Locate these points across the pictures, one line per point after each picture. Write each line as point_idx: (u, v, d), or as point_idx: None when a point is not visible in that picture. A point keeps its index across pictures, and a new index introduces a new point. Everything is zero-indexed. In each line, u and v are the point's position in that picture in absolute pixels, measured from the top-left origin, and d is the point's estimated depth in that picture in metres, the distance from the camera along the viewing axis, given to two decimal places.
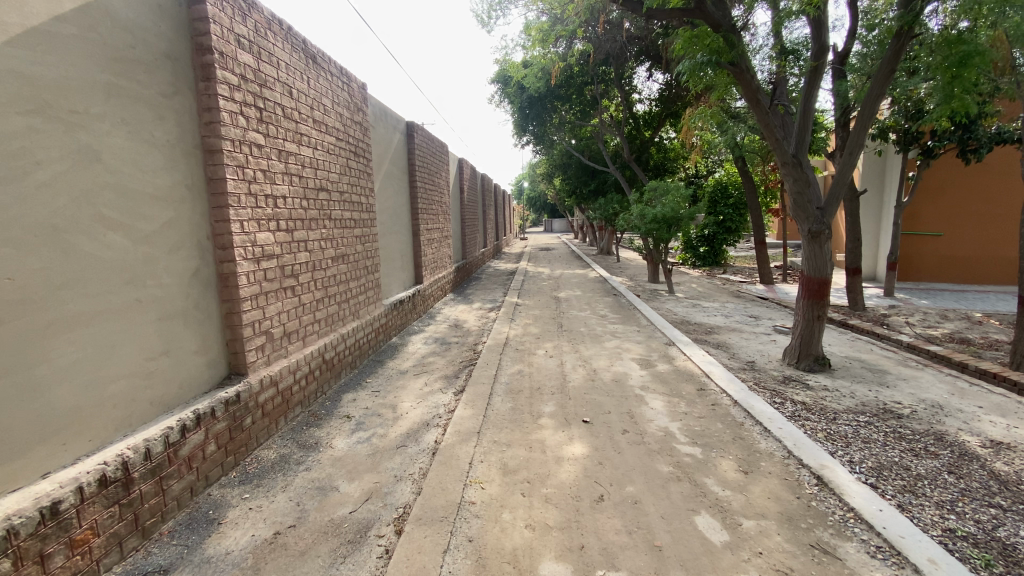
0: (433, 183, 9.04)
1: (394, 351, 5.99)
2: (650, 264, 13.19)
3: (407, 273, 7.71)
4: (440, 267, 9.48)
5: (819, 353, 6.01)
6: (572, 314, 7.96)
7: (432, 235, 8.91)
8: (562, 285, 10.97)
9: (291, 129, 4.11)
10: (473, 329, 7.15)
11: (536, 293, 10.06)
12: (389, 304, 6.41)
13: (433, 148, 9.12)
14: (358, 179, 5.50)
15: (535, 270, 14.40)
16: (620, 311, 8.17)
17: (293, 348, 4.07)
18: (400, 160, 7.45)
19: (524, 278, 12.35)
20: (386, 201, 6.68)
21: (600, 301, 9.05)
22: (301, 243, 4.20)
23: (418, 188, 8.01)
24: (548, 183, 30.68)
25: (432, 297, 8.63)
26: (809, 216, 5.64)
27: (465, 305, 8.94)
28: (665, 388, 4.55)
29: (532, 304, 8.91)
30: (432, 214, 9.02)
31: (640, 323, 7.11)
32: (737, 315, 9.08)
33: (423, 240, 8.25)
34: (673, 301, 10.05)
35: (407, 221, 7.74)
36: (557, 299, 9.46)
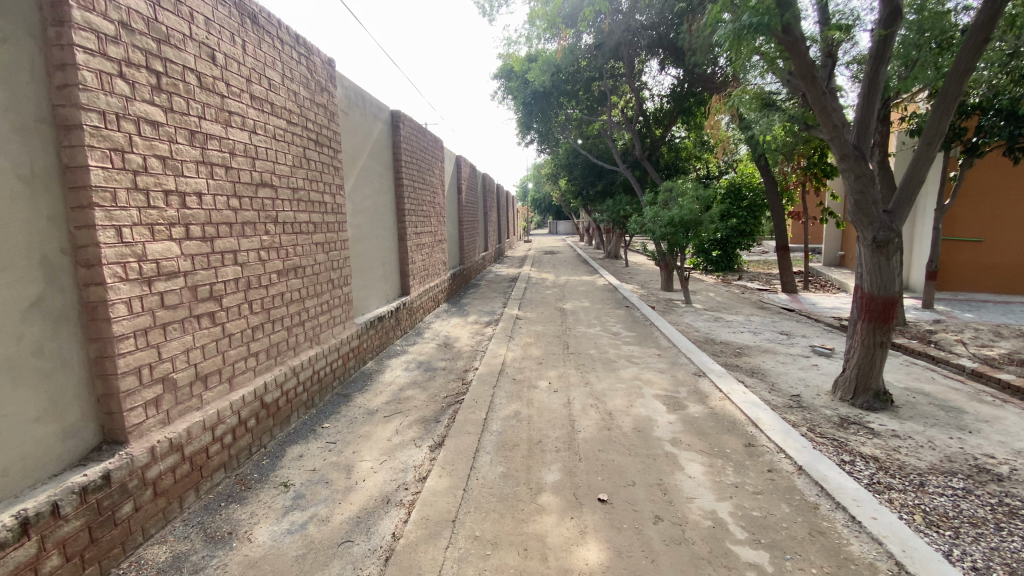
0: (424, 180, 8.03)
1: (367, 381, 4.97)
2: (663, 271, 12.11)
3: (391, 283, 6.69)
4: (432, 275, 8.45)
5: (879, 387, 4.95)
6: (580, 331, 6.91)
7: (422, 238, 7.88)
8: (568, 295, 9.93)
9: (210, 105, 3.10)
10: (464, 350, 6.13)
11: (539, 303, 9.03)
12: (364, 322, 5.39)
13: (425, 143, 8.09)
14: (321, 174, 4.48)
15: (539, 276, 13.36)
16: (635, 327, 7.11)
17: (212, 395, 3.08)
18: (382, 153, 6.43)
19: (526, 285, 11.31)
20: (363, 201, 5.67)
21: (610, 315, 8.00)
22: (227, 255, 3.20)
23: (405, 187, 6.99)
24: (554, 184, 29.62)
25: (421, 309, 7.60)
26: (873, 221, 4.58)
27: (459, 319, 7.92)
28: (704, 444, 3.51)
29: (534, 318, 7.88)
30: (423, 215, 7.99)
31: (660, 344, 6.05)
32: (767, 331, 8.01)
33: (410, 245, 7.23)
34: (692, 314, 8.97)
35: (391, 224, 6.72)
36: (563, 311, 8.43)
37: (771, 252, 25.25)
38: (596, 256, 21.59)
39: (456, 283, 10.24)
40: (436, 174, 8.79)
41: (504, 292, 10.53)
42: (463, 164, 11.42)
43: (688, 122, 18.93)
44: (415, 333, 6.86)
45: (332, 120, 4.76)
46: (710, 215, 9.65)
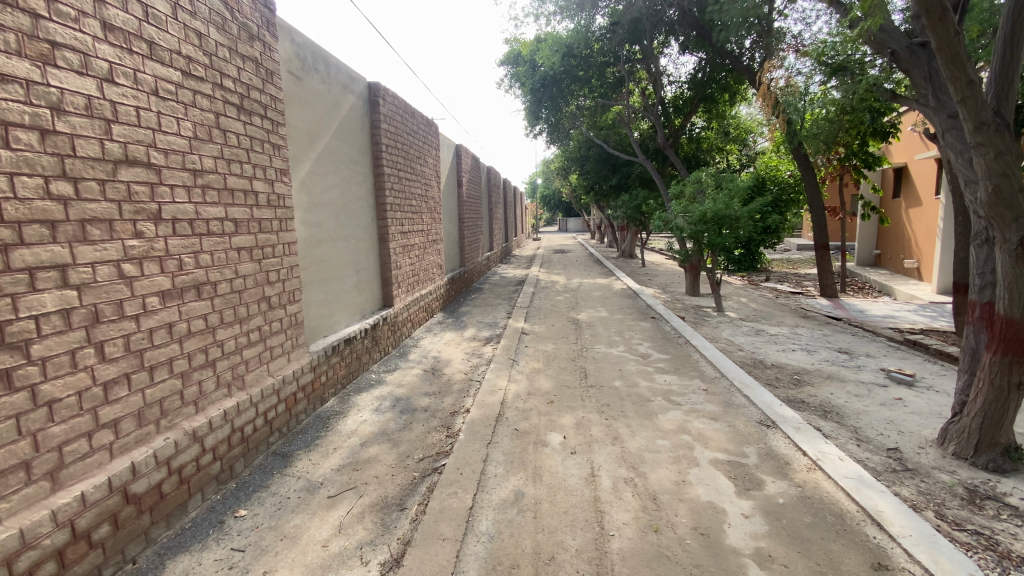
0: (414, 169, 6.74)
1: (322, 429, 3.73)
2: (689, 273, 10.77)
3: (369, 293, 5.43)
4: (425, 280, 7.17)
5: (1013, 441, 3.63)
6: (600, 350, 5.63)
7: (411, 238, 6.60)
8: (583, 302, 8.64)
9: (5, 25, 1.87)
10: (456, 377, 4.87)
11: (550, 313, 7.75)
12: (323, 348, 4.13)
13: (415, 126, 6.80)
14: (247, 154, 3.24)
15: (549, 278, 12.06)
16: (668, 347, 5.81)
17: (11, 507, 1.87)
18: (355, 133, 5.16)
19: (535, 290, 10.03)
20: (322, 191, 4.40)
21: (634, 328, 6.71)
22: (44, 272, 1.97)
23: (386, 176, 5.71)
24: (564, 180, 28.25)
25: (410, 323, 6.35)
26: (1020, 215, 3.28)
27: (455, 333, 6.65)
28: (810, 567, 2.23)
29: (544, 332, 6.60)
30: (413, 211, 6.70)
31: (704, 374, 4.75)
32: (824, 349, 6.66)
33: (395, 246, 5.95)
34: (729, 326, 7.65)
35: (367, 221, 5.45)
36: (577, 322, 7.15)
37: (797, 250, 23.70)
38: (609, 256, 20.24)
39: (455, 289, 8.98)
40: (429, 163, 7.50)
41: (510, 298, 9.24)
42: (463, 155, 10.13)
43: (710, 111, 17.46)
44: (400, 354, 5.61)
45: (272, 81, 3.51)
46: (748, 212, 8.28)
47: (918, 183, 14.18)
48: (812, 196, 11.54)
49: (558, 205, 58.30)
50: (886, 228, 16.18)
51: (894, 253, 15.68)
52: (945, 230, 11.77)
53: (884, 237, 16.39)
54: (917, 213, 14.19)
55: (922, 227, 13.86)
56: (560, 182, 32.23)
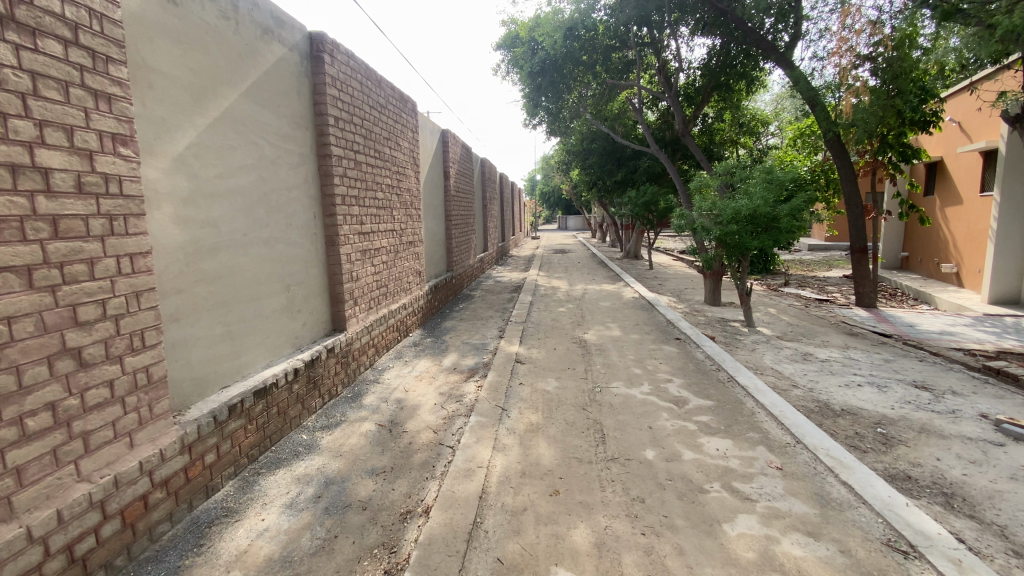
0: (381, 152, 5.28)
1: (189, 554, 2.32)
2: (709, 279, 9.37)
3: (309, 314, 4.02)
4: (398, 292, 5.75)
5: None
6: (618, 389, 4.23)
7: (379, 240, 5.17)
8: (589, 316, 7.23)
9: None
10: (421, 437, 3.46)
11: (550, 330, 6.33)
12: (208, 411, 2.74)
13: (383, 98, 5.37)
14: (24, 103, 1.84)
15: (548, 283, 10.65)
16: (707, 384, 4.41)
17: None
18: (285, 97, 3.74)
19: (532, 299, 8.61)
20: (218, 174, 3.00)
21: (658, 352, 5.29)
22: None
23: (337, 159, 4.28)
24: (564, 175, 26.74)
25: (373, 349, 4.94)
26: None
27: (432, 359, 5.25)
28: None
29: (543, 357, 5.18)
30: (382, 205, 5.26)
31: (768, 439, 3.36)
32: (896, 383, 5.25)
33: (351, 250, 4.53)
34: (770, 349, 6.24)
35: (306, 219, 4.01)
36: (585, 343, 5.75)
37: (812, 251, 22.28)
38: (613, 256, 18.83)
39: (439, 299, 7.57)
40: (406, 148, 6.07)
41: (501, 310, 7.83)
42: (450, 140, 8.66)
43: (724, 100, 15.99)
44: (351, 396, 4.21)
45: None
46: (790, 209, 6.82)
47: (957, 180, 12.79)
48: (849, 192, 10.13)
49: (557, 201, 56.89)
50: (917, 228, 14.78)
51: (927, 255, 14.29)
52: (997, 232, 10.40)
53: (914, 238, 14.99)
54: (955, 212, 12.79)
55: (961, 228, 12.47)
56: (559, 177, 30.76)
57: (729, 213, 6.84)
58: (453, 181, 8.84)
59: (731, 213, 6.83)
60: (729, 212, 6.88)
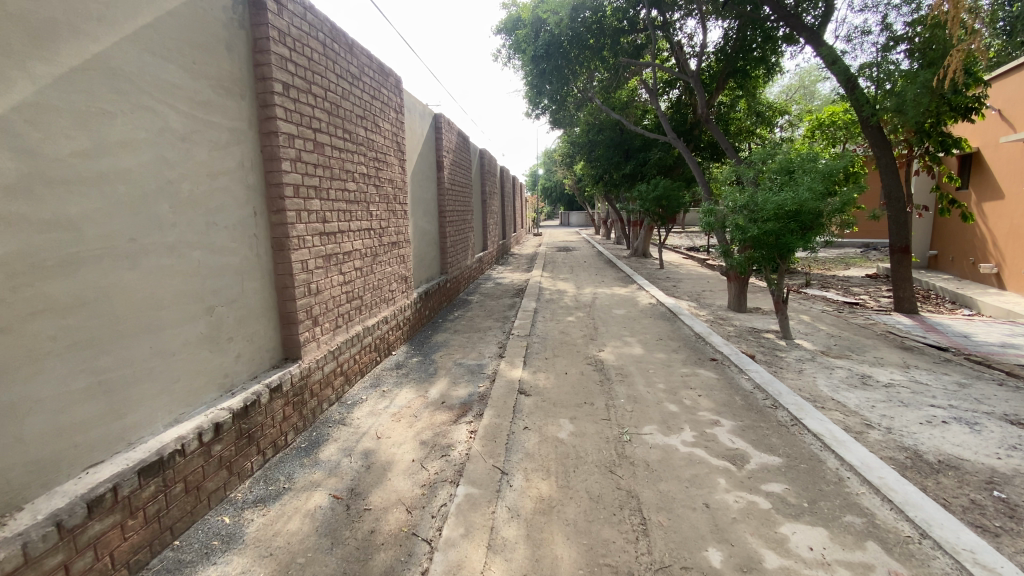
0: (355, 134, 4.29)
1: None
2: (734, 282, 8.36)
3: (246, 343, 3.04)
4: (377, 304, 4.76)
5: None
6: (653, 438, 3.24)
7: (350, 242, 4.17)
8: (603, 328, 6.23)
9: None
10: (387, 520, 2.48)
11: (559, 347, 5.34)
12: (46, 516, 1.79)
13: (355, 67, 4.37)
14: None
15: (553, 286, 9.67)
16: (764, 429, 3.42)
17: None
18: (208, 53, 2.76)
19: (536, 306, 7.62)
20: (77, 151, 2.02)
21: (693, 378, 4.31)
22: None
23: (287, 137, 3.29)
24: (567, 169, 25.69)
25: (341, 378, 3.96)
26: None
27: (416, 387, 4.28)
28: None
29: (552, 385, 4.20)
30: (355, 198, 4.27)
31: (876, 530, 2.38)
32: (986, 419, 4.26)
33: (310, 255, 3.54)
34: (819, 370, 5.25)
35: (244, 217, 3.03)
36: (600, 365, 4.76)
37: (829, 249, 21.20)
38: (620, 254, 17.79)
39: (430, 309, 6.58)
40: (388, 130, 5.07)
41: (500, 320, 6.84)
42: (444, 126, 7.63)
43: (740, 88, 14.91)
44: (305, 447, 3.24)
45: None
46: (839, 204, 5.78)
47: (996, 172, 11.73)
48: (889, 186, 9.09)
49: (559, 196, 55.79)
50: (948, 225, 13.74)
51: (959, 254, 13.27)
52: None
53: (944, 235, 13.96)
54: (994, 208, 11.71)
55: (1002, 225, 11.43)
56: (561, 171, 29.63)
57: (769, 209, 5.79)
58: (447, 173, 7.81)
59: (771, 208, 5.78)
60: (769, 207, 5.83)
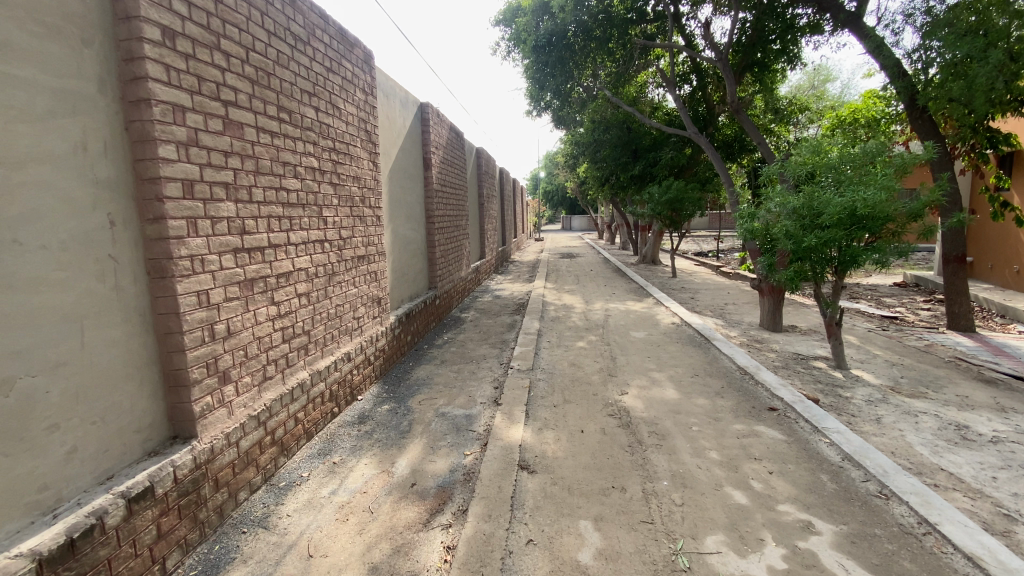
0: (299, 114, 3.19)
1: None
2: (767, 297, 7.22)
3: (90, 426, 1.96)
4: (336, 338, 3.66)
5: None
6: (723, 565, 2.12)
7: (292, 261, 3.08)
8: (622, 357, 5.09)
9: None
10: None
11: (570, 387, 4.22)
12: None
13: (302, 27, 3.27)
14: None
15: (557, 300, 8.53)
16: (885, 543, 2.30)
17: None
18: None
19: (539, 326, 6.49)
20: None
21: (755, 445, 3.17)
22: None
23: (171, 110, 2.19)
24: (570, 172, 24.55)
25: (271, 451, 2.85)
26: None
27: (381, 455, 3.15)
28: None
29: (564, 454, 3.08)
30: (299, 200, 3.17)
31: None
32: None
33: (217, 284, 2.44)
34: (900, 418, 4.14)
35: (85, 232, 1.93)
36: (624, 416, 3.64)
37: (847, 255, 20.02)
38: (627, 261, 16.63)
39: (415, 334, 5.49)
40: (352, 114, 3.96)
41: (495, 344, 5.71)
42: (432, 117, 6.50)
43: (758, 83, 13.76)
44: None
45: None
46: (917, 207, 4.63)
47: None
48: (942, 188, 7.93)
49: (561, 199, 54.69)
50: (986, 230, 12.58)
51: (999, 262, 12.11)
52: None
53: (981, 241, 12.80)
54: None
55: None
56: (564, 173, 28.46)
57: (832, 211, 4.61)
58: (436, 172, 6.69)
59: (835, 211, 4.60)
60: (831, 210, 4.64)
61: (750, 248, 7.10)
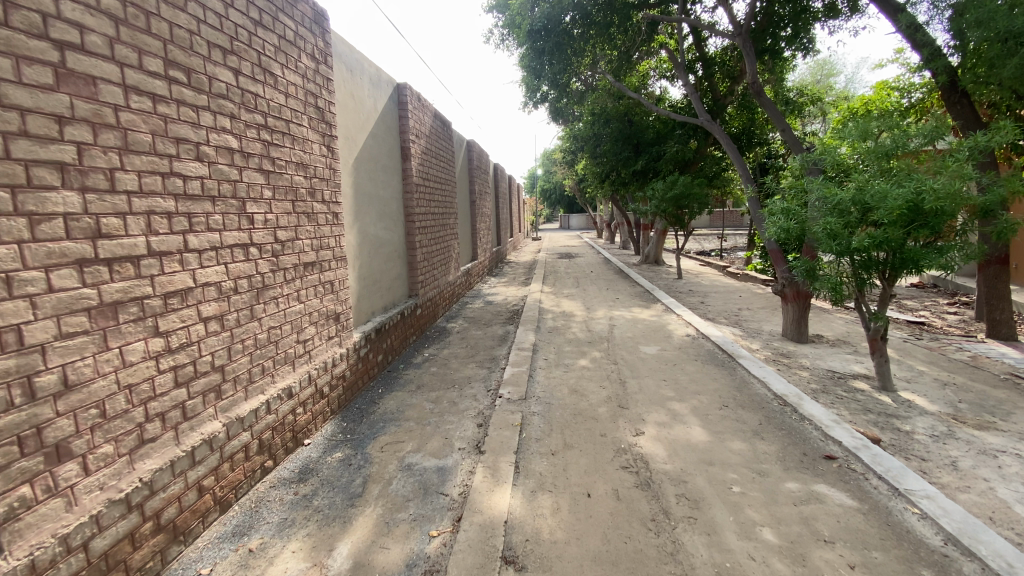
0: (205, 76, 2.37)
1: None
2: (791, 305, 6.37)
3: None
4: (268, 371, 2.83)
5: None
6: None
7: (193, 274, 2.25)
8: (633, 381, 4.24)
9: None
10: None
11: (571, 425, 3.38)
12: None
13: None
14: None
15: (555, 307, 7.67)
16: None
17: None
18: None
19: (534, 339, 5.64)
20: None
21: (821, 519, 2.36)
22: None
23: None
24: (568, 169, 23.68)
25: (153, 543, 2.02)
26: None
27: (317, 535, 2.32)
28: None
29: (565, 536, 2.25)
30: (206, 192, 2.35)
31: None
32: None
33: (39, 316, 1.63)
34: (982, 461, 3.30)
35: None
36: (641, 470, 2.81)
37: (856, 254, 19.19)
38: (629, 261, 15.78)
39: (389, 352, 4.66)
40: (295, 84, 3.12)
41: (481, 363, 4.86)
42: (411, 100, 5.64)
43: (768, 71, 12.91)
44: None
45: None
46: (993, 201, 3.80)
47: None
48: None
49: (559, 197, 53.65)
50: None
51: None
52: None
53: None
54: None
55: None
56: (562, 171, 27.52)
57: (890, 206, 3.72)
58: (417, 164, 5.84)
59: (892, 205, 3.70)
60: (888, 204, 3.75)
61: (772, 249, 6.25)
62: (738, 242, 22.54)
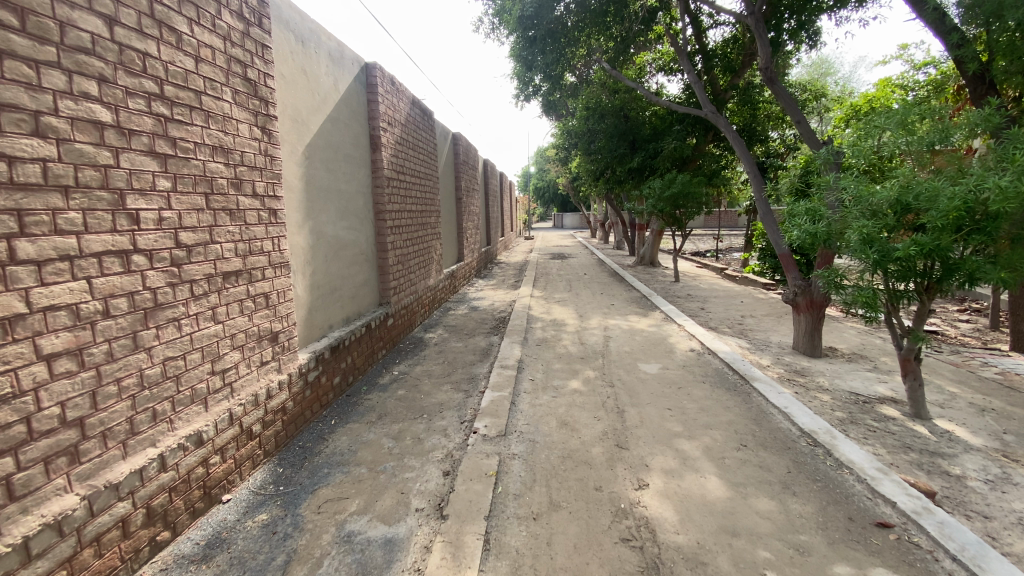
0: (53, 21, 1.73)
1: None
2: (799, 314, 5.75)
3: None
4: (164, 415, 2.18)
5: None
6: None
7: (22, 296, 1.61)
8: (633, 408, 3.60)
9: None
10: None
11: (558, 471, 2.75)
12: None
13: None
14: None
15: (545, 314, 7.02)
16: None
17: None
18: None
19: (521, 352, 4.99)
20: None
21: None
22: None
23: None
24: (562, 167, 23.01)
25: None
26: None
27: None
28: None
29: None
30: (52, 180, 1.71)
31: None
32: None
33: None
34: None
35: None
36: (647, 544, 2.17)
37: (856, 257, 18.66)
38: (624, 262, 15.16)
39: (348, 372, 3.97)
40: (211, 47, 2.47)
41: (454, 383, 4.18)
42: (383, 83, 4.98)
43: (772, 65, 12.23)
44: None
45: None
46: None
47: None
48: None
49: (552, 196, 52.94)
50: None
51: None
52: None
53: None
54: None
55: None
56: (556, 168, 26.79)
57: (945, 207, 3.10)
58: (391, 155, 5.18)
59: (947, 204, 3.09)
60: (940, 204, 3.14)
61: (782, 253, 5.83)
62: (734, 244, 21.95)
